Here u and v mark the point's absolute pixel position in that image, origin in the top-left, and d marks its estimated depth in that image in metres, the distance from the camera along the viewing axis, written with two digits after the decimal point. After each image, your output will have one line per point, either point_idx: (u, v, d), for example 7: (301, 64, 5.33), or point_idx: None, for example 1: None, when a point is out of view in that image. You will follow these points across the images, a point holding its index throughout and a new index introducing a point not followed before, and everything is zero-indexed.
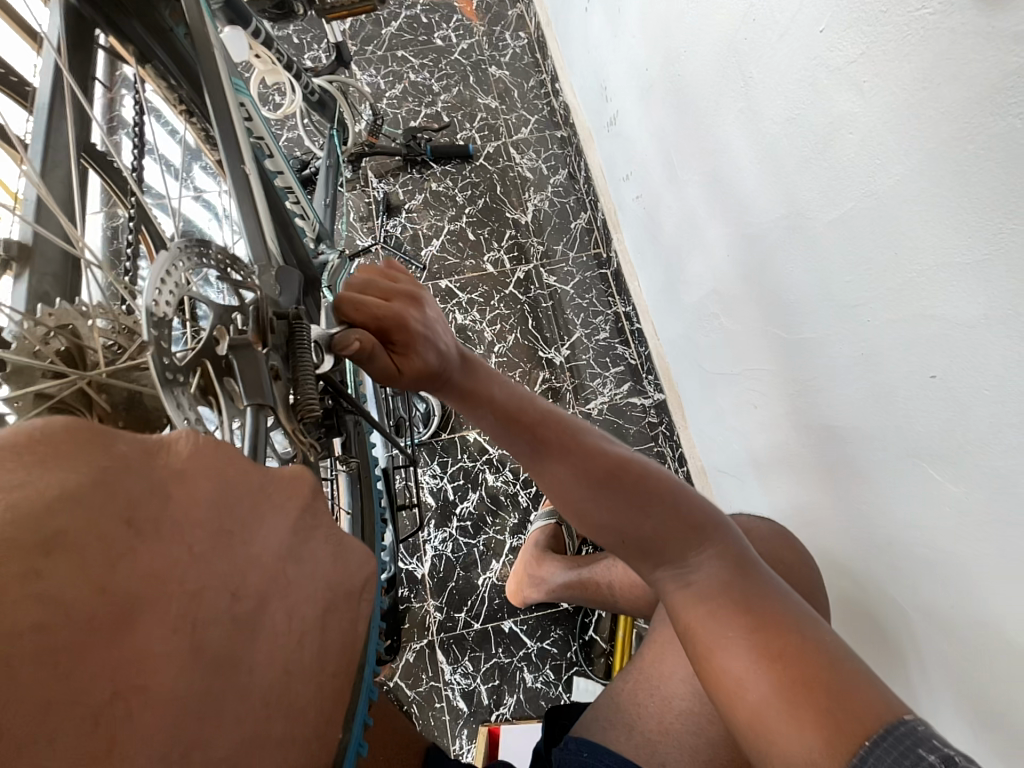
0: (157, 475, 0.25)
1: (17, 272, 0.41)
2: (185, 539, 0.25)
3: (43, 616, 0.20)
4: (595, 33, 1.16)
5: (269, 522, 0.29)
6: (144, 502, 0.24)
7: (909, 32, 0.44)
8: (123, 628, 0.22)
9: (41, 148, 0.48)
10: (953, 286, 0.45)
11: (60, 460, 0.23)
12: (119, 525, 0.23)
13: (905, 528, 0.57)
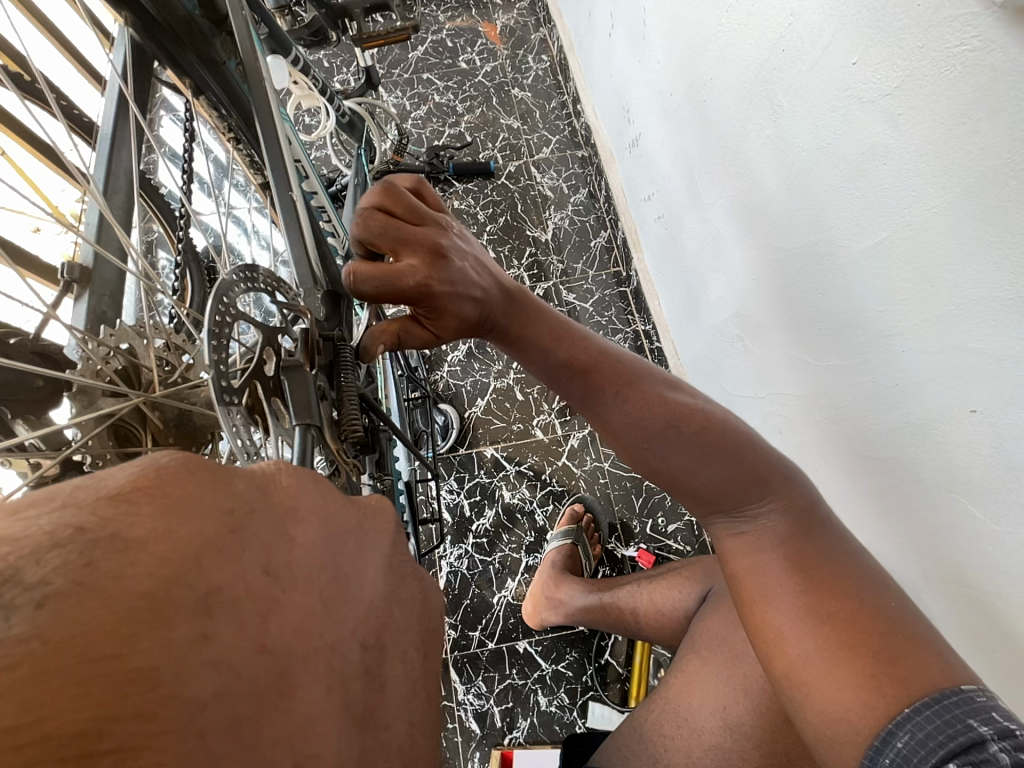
0: (270, 509, 0.23)
1: (77, 292, 0.43)
2: (302, 588, 0.22)
3: (202, 688, 0.17)
4: (618, 58, 1.18)
5: (366, 559, 0.25)
6: (267, 546, 0.22)
7: (946, 68, 0.44)
8: (271, 686, 0.19)
9: (103, 174, 0.50)
10: (995, 320, 0.44)
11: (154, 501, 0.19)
12: (246, 564, 0.20)
13: (944, 563, 0.55)
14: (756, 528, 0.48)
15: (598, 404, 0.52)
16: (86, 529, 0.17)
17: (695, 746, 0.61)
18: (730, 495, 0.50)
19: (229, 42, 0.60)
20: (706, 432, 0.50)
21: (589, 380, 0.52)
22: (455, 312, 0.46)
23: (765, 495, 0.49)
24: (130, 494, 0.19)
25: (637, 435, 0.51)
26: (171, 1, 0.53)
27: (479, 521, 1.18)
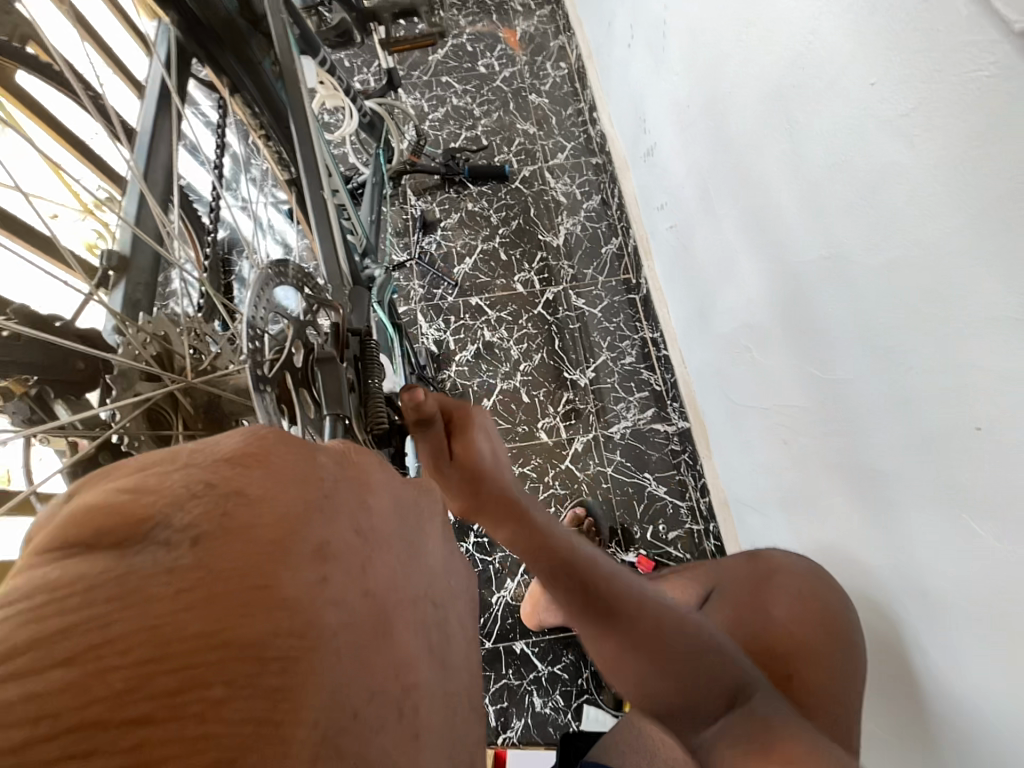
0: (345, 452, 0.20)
1: (114, 278, 0.45)
2: (388, 526, 0.19)
3: (299, 601, 0.14)
4: (636, 68, 1.20)
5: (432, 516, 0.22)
6: (348, 483, 0.19)
7: (963, 92, 0.45)
8: (374, 622, 0.15)
9: (144, 150, 0.54)
10: (1002, 339, 0.45)
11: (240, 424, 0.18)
12: (332, 488, 0.18)
13: (944, 578, 0.55)
14: (722, 728, 0.44)
15: (582, 612, 0.45)
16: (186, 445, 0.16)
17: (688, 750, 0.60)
18: (703, 705, 0.44)
19: (264, 43, 0.61)
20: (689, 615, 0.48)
21: (580, 580, 0.44)
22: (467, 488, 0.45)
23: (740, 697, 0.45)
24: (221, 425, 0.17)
25: (623, 649, 0.44)
26: (213, 2, 0.55)
27: None
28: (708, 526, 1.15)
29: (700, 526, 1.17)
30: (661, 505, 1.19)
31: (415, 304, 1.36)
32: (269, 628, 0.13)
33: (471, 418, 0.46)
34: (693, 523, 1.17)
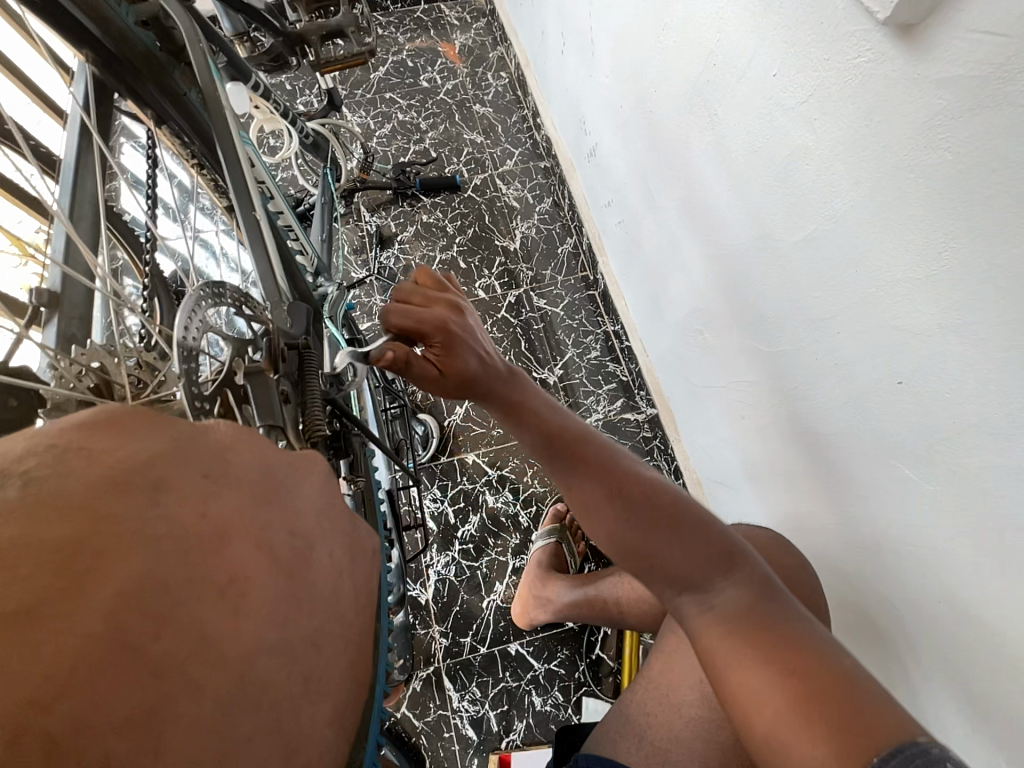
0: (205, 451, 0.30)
1: (47, 316, 0.46)
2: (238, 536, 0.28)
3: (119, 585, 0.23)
4: (571, 73, 1.24)
5: (298, 490, 0.33)
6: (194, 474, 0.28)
7: (851, 76, 0.49)
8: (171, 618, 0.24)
9: (68, 198, 0.54)
10: (909, 297, 0.49)
11: (134, 433, 0.28)
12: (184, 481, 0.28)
13: (891, 526, 0.59)
14: (722, 604, 0.44)
15: (573, 473, 0.50)
16: (73, 444, 0.26)
17: (676, 715, 0.63)
18: (697, 570, 0.45)
19: (188, 74, 0.61)
20: (666, 506, 0.47)
21: (571, 451, 0.50)
22: (461, 361, 0.51)
23: (729, 571, 0.45)
24: (97, 423, 0.28)
25: (611, 508, 0.47)
26: (130, 38, 0.56)
27: (464, 527, 1.20)
28: None
29: None
30: None
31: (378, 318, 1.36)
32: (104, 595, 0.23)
33: (462, 309, 0.54)
34: None
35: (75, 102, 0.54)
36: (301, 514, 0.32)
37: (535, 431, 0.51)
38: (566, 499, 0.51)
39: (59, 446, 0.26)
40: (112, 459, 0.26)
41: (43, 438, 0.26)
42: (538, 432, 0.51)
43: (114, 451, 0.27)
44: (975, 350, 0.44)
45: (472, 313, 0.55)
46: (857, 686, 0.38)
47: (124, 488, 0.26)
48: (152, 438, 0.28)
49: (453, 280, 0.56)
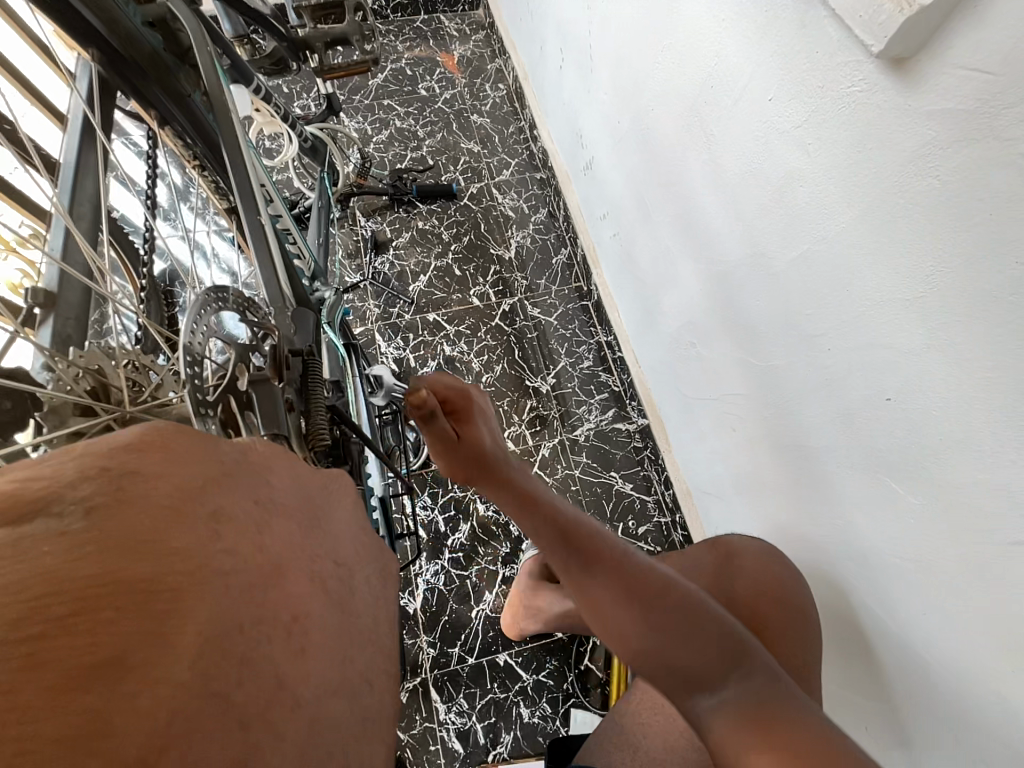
0: (249, 468, 0.23)
1: (42, 315, 0.45)
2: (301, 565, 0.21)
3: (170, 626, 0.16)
4: (569, 88, 1.26)
5: (340, 511, 0.26)
6: (246, 485, 0.22)
7: (845, 104, 0.51)
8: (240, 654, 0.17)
9: (68, 195, 0.53)
10: (898, 318, 0.50)
11: (169, 455, 0.20)
12: (237, 497, 0.21)
13: (878, 540, 0.60)
14: (738, 702, 0.42)
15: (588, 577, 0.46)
16: (108, 463, 0.18)
17: (672, 733, 0.64)
18: (716, 672, 0.43)
19: (192, 76, 0.62)
20: (694, 613, 0.45)
21: (582, 550, 0.47)
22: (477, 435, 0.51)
23: (744, 675, 0.43)
24: (137, 442, 0.19)
25: (627, 609, 0.45)
26: (137, 39, 0.56)
27: (455, 535, 1.19)
28: (674, 517, 1.20)
29: (667, 518, 1.21)
30: (629, 502, 1.23)
31: (371, 324, 1.35)
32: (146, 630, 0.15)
33: (481, 396, 0.54)
34: (661, 516, 1.20)
35: (77, 94, 0.53)
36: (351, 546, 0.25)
37: (546, 529, 0.47)
38: (580, 604, 0.47)
39: (95, 476, 0.18)
40: (147, 499, 0.18)
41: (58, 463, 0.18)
42: (546, 528, 0.48)
43: (154, 484, 0.19)
44: (961, 369, 0.46)
45: (486, 400, 0.55)
46: None
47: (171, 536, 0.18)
48: (193, 467, 0.20)
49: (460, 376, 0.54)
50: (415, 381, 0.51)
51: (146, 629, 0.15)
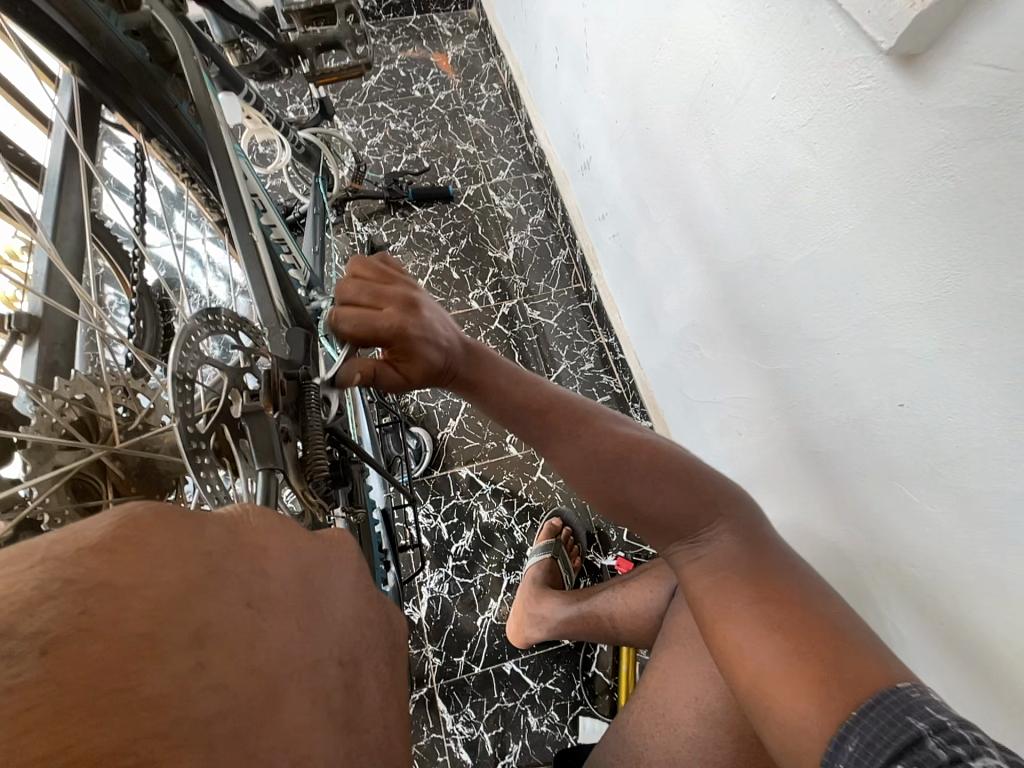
0: (242, 549, 0.25)
1: (27, 342, 0.44)
2: (292, 655, 0.23)
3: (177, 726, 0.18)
4: (565, 86, 1.25)
5: (336, 577, 0.28)
6: (238, 575, 0.24)
7: (851, 103, 0.50)
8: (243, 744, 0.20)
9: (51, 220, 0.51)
10: (910, 323, 0.49)
11: (151, 558, 0.22)
12: (227, 594, 0.23)
13: (891, 548, 0.59)
14: (709, 553, 0.50)
15: (557, 440, 0.53)
16: (74, 580, 0.19)
17: (672, 740, 0.62)
18: (685, 524, 0.51)
19: (179, 86, 0.60)
20: (657, 453, 0.52)
21: (548, 417, 0.53)
22: (423, 359, 0.50)
23: (715, 520, 0.51)
24: (108, 547, 0.21)
25: (593, 468, 0.52)
26: (120, 50, 0.54)
27: (458, 543, 1.18)
28: None
29: None
30: None
31: None
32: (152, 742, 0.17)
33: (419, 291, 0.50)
34: None
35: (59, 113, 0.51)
36: (344, 622, 0.26)
37: (508, 401, 0.53)
38: (553, 464, 0.54)
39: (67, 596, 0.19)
40: (127, 617, 0.20)
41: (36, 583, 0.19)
42: (512, 401, 0.53)
43: (139, 598, 0.20)
44: (976, 376, 0.45)
45: (428, 300, 0.51)
46: (842, 624, 0.44)
47: (155, 651, 0.19)
48: (181, 566, 0.22)
49: (399, 265, 0.51)
50: (333, 313, 0.45)
51: (141, 760, 0.17)
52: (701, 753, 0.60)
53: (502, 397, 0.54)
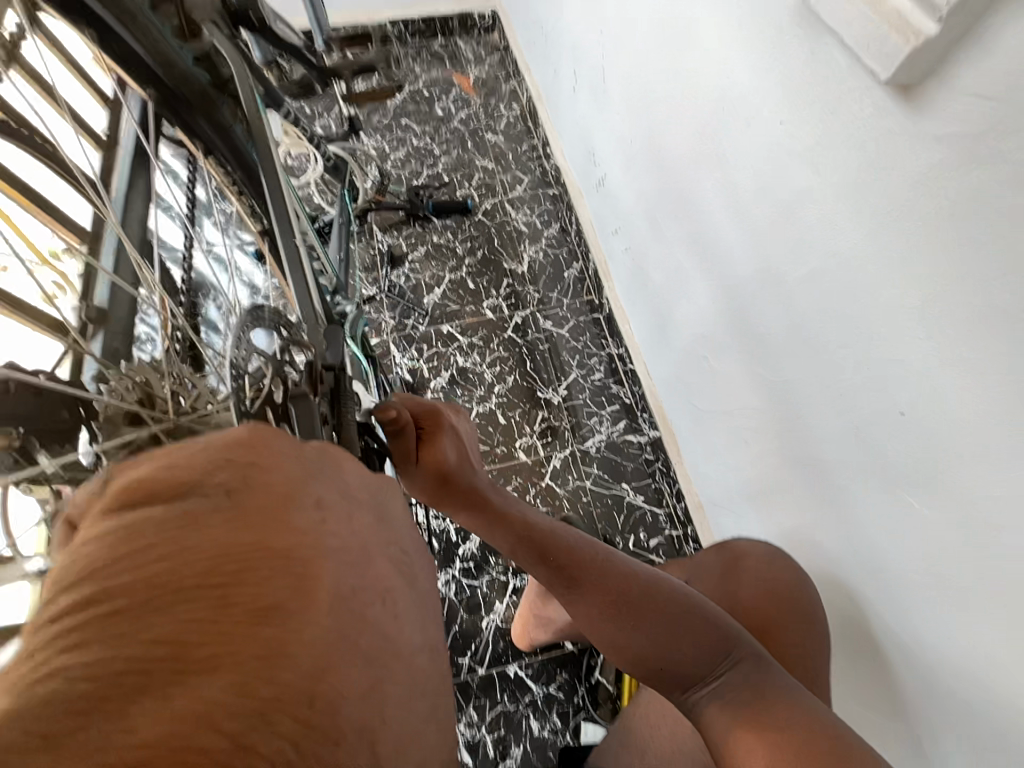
0: (325, 458, 0.29)
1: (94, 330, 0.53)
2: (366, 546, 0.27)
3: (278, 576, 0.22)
4: (582, 107, 1.30)
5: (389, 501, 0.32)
6: (329, 478, 0.28)
7: (853, 128, 0.53)
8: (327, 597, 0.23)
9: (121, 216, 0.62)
10: (909, 334, 0.51)
11: (272, 448, 0.27)
12: (321, 485, 0.27)
13: (892, 555, 0.60)
14: (727, 690, 0.49)
15: (575, 590, 0.53)
16: (228, 454, 0.25)
17: (681, 737, 0.63)
18: (703, 668, 0.50)
19: (233, 107, 0.66)
20: (678, 606, 0.52)
21: (567, 567, 0.54)
22: (442, 450, 0.57)
23: (729, 660, 0.50)
24: (236, 438, 0.26)
25: (612, 619, 0.51)
26: (190, 77, 0.60)
27: (466, 545, 1.20)
28: (686, 530, 1.20)
29: (679, 531, 1.21)
30: (640, 514, 1.23)
31: (386, 335, 1.38)
32: (262, 579, 0.21)
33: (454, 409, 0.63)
34: (672, 529, 1.21)
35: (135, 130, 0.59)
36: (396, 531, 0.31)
37: (524, 546, 0.55)
38: (570, 614, 0.54)
39: (223, 464, 0.24)
40: (257, 487, 0.24)
41: (195, 454, 0.24)
42: (529, 546, 0.55)
43: (262, 475, 0.25)
44: (971, 385, 0.47)
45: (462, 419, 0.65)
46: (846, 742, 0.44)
47: (276, 514, 0.24)
48: (289, 459, 0.27)
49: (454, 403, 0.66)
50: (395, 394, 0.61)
51: (258, 584, 0.21)
52: None
53: (521, 538, 0.56)
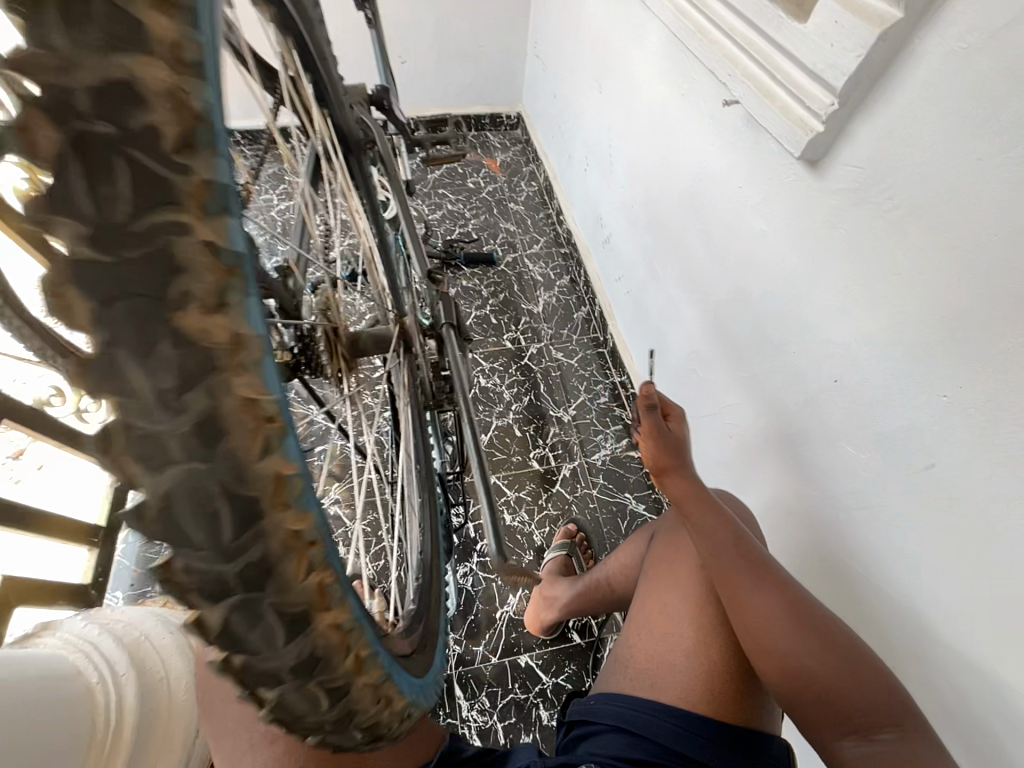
0: None
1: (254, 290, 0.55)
2: None
3: None
4: (592, 182, 1.63)
5: None
6: None
7: (787, 187, 0.78)
8: None
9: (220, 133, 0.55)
10: (837, 320, 0.72)
11: None
12: None
13: (845, 500, 0.76)
14: (881, 743, 0.57)
15: (757, 586, 0.67)
16: None
17: (670, 655, 0.75)
18: (867, 708, 0.59)
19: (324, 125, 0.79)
20: (839, 641, 0.63)
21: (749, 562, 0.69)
22: (682, 433, 0.82)
23: (889, 712, 0.58)
24: None
25: (788, 623, 0.64)
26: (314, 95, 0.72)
27: (483, 541, 1.32)
28: None
29: None
30: (641, 520, 1.36)
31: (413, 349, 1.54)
32: None
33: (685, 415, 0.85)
34: None
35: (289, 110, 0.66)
36: None
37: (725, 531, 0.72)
38: (743, 604, 0.68)
39: None
40: None
41: None
42: (722, 532, 0.72)
43: None
44: (877, 351, 0.66)
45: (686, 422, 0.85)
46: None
47: None
48: None
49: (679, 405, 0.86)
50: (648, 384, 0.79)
51: None
52: (686, 659, 0.74)
53: (728, 531, 0.72)
